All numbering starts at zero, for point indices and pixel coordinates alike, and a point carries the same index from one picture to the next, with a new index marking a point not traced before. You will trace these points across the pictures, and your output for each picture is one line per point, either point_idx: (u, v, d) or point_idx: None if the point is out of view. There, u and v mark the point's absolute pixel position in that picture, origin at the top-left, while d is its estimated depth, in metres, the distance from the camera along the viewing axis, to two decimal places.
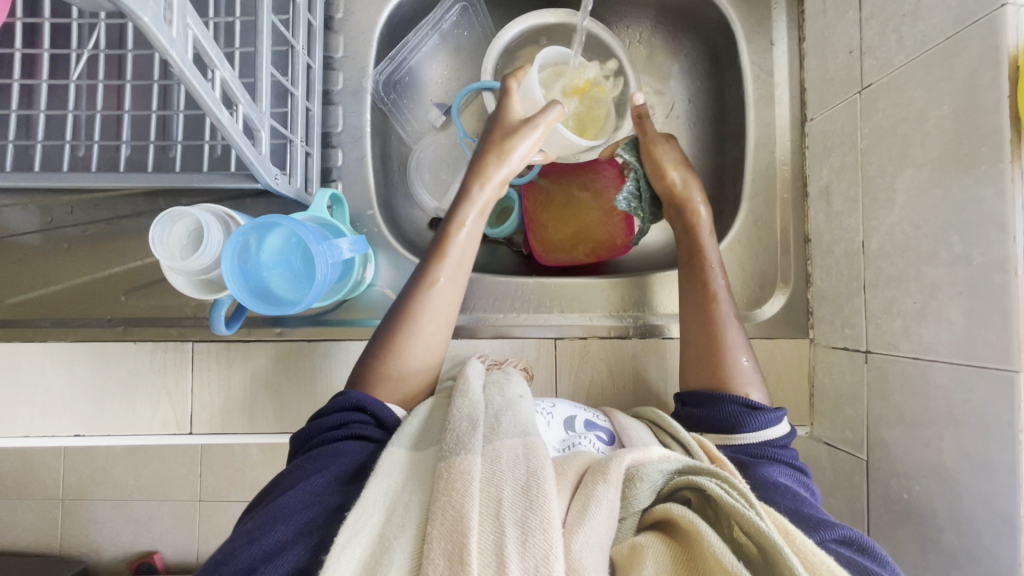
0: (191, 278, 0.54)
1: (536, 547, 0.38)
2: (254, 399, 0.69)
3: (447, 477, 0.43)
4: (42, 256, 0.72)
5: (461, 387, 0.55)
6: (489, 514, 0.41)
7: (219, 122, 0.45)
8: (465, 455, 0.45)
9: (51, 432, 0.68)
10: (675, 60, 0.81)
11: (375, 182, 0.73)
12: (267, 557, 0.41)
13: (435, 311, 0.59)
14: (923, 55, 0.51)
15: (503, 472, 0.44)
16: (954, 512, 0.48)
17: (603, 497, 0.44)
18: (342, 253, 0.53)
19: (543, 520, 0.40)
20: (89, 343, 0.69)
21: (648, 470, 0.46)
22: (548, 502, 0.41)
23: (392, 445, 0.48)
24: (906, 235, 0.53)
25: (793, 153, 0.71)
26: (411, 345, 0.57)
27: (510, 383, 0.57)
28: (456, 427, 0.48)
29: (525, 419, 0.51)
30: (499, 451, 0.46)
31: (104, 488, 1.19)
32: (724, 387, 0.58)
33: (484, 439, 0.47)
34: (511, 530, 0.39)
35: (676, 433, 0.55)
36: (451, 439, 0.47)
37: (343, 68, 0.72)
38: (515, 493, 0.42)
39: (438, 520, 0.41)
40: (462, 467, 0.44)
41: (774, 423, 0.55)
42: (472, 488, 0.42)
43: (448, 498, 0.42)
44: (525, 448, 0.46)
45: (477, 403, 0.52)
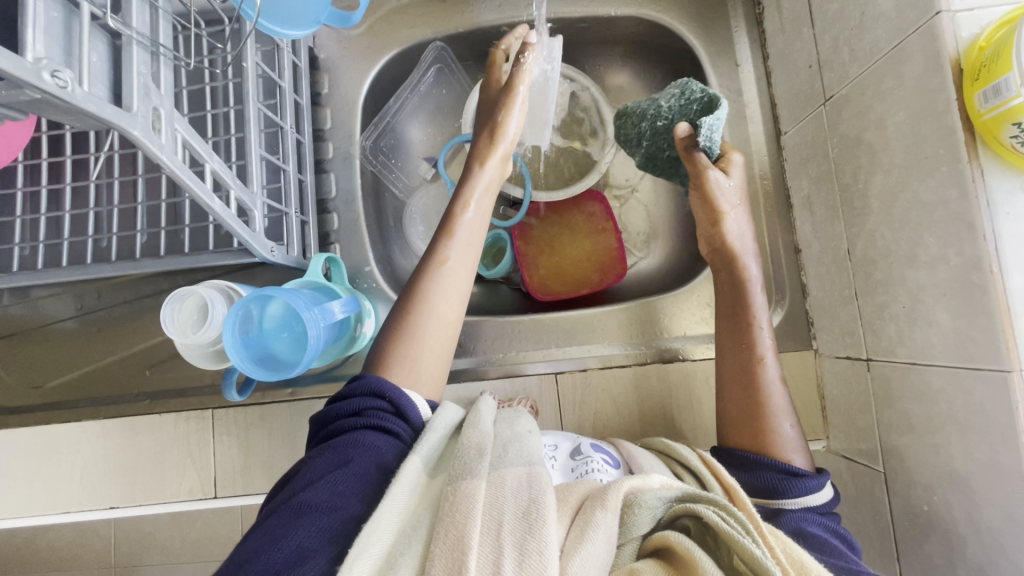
0: (204, 350, 0.58)
1: (532, 567, 0.40)
2: (274, 459, 0.72)
3: (452, 500, 0.45)
4: (76, 339, 0.78)
5: (472, 417, 0.56)
6: (490, 536, 0.43)
7: (213, 210, 0.49)
8: (471, 480, 0.47)
9: (88, 506, 0.72)
10: (648, 90, 0.83)
11: (371, 240, 0.76)
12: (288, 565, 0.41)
13: (445, 289, 0.61)
14: (874, 65, 0.52)
15: (506, 497, 0.46)
16: (975, 522, 0.46)
17: (600, 523, 0.45)
18: (334, 315, 0.56)
19: (541, 543, 0.42)
20: (119, 419, 0.73)
21: (645, 496, 0.48)
22: (546, 527, 0.43)
23: (411, 454, 0.50)
24: (886, 240, 0.53)
25: (772, 167, 0.72)
26: (424, 320, 0.59)
27: (520, 420, 0.59)
28: (464, 454, 0.50)
29: (532, 449, 0.52)
30: (504, 477, 0.48)
31: (152, 554, 1.24)
32: (766, 453, 0.55)
33: (489, 466, 0.49)
34: (510, 552, 0.41)
35: (685, 459, 0.57)
36: (459, 463, 0.49)
37: (332, 138, 0.77)
38: (516, 517, 0.44)
39: (442, 540, 0.42)
40: (467, 491, 0.46)
41: (816, 490, 0.52)
42: (475, 512, 0.44)
43: (452, 521, 0.43)
44: (529, 476, 0.48)
45: (486, 432, 0.53)
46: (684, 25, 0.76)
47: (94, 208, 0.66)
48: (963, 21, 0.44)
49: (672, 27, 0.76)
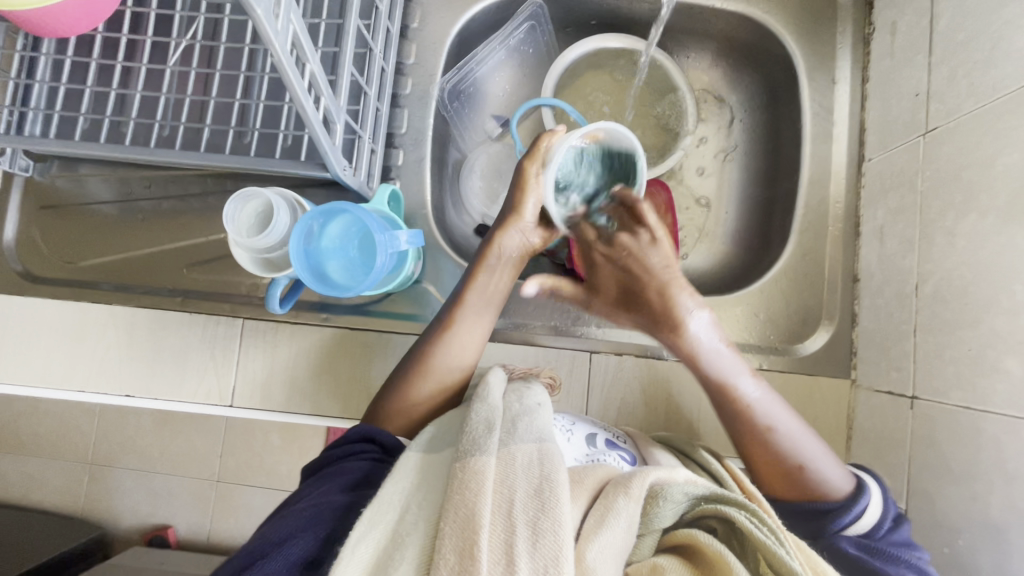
0: (254, 254, 0.57)
1: (546, 548, 0.42)
2: (295, 379, 0.72)
3: (462, 477, 0.47)
4: (117, 223, 0.77)
5: (480, 393, 0.57)
6: (502, 513, 0.44)
7: (301, 106, 0.49)
8: (480, 456, 0.48)
9: (105, 390, 0.72)
10: (734, 91, 0.82)
11: (431, 183, 0.76)
12: (278, 545, 0.47)
13: (450, 358, 0.62)
14: (994, 103, 0.51)
15: (517, 474, 0.47)
16: (999, 570, 0.46)
17: (622, 510, 0.47)
18: (401, 245, 0.55)
19: (555, 522, 0.43)
20: (147, 310, 0.73)
21: (672, 490, 0.49)
22: (559, 507, 0.44)
23: (408, 448, 0.53)
24: (964, 280, 0.52)
25: (848, 191, 0.71)
26: (422, 381, 0.61)
27: (530, 392, 0.59)
28: (472, 429, 0.51)
29: (543, 425, 0.53)
30: (513, 454, 0.49)
31: (131, 457, 1.24)
32: (798, 488, 0.55)
33: (498, 442, 0.50)
34: (523, 530, 0.43)
35: (704, 461, 0.58)
36: (467, 439, 0.50)
37: (413, 74, 0.75)
38: (528, 495, 0.45)
39: (452, 517, 0.44)
40: (476, 468, 0.47)
41: (860, 513, 0.52)
42: (485, 489, 0.45)
43: (462, 497, 0.45)
44: (540, 453, 0.49)
45: (493, 408, 0.54)
46: (788, 32, 0.74)
47: (167, 94, 0.64)
48: None
49: (777, 32, 0.75)
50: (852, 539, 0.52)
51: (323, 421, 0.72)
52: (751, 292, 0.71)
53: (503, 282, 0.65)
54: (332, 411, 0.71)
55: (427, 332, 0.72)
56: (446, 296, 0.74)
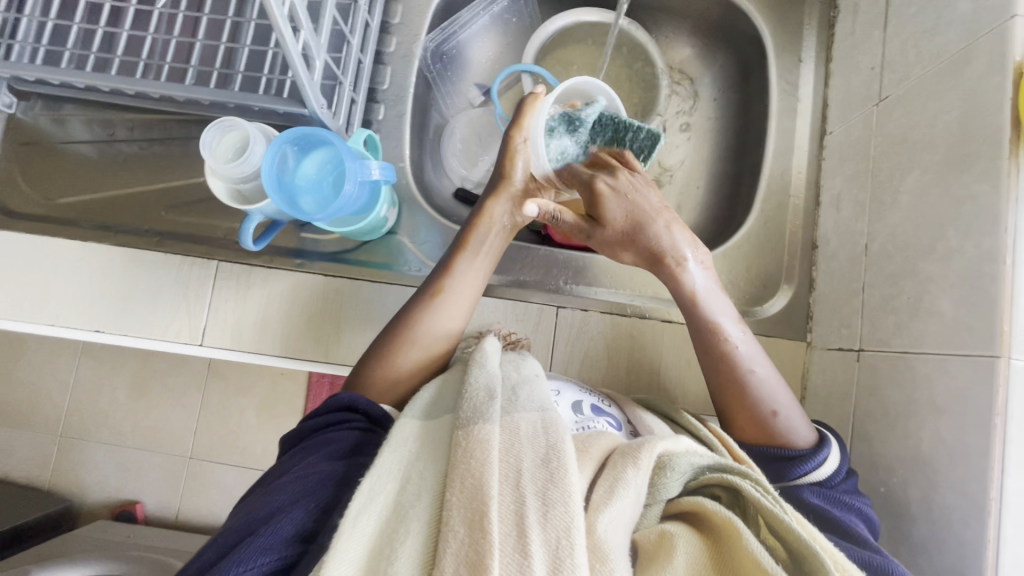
0: (230, 185, 0.59)
1: (557, 518, 0.41)
2: (267, 320, 0.72)
3: (465, 445, 0.46)
4: (97, 165, 0.78)
5: (477, 360, 0.57)
6: (509, 483, 0.44)
7: (283, 38, 0.50)
8: (483, 425, 0.47)
9: (76, 325, 0.72)
10: (707, 70, 0.85)
11: (410, 138, 0.78)
12: (267, 521, 0.45)
13: (436, 325, 0.62)
14: (937, 66, 0.54)
15: (522, 444, 0.47)
16: (928, 501, 0.48)
17: (631, 480, 0.46)
18: (371, 174, 0.58)
19: (565, 492, 0.43)
20: (123, 249, 0.73)
21: (678, 460, 0.49)
22: (569, 476, 0.44)
23: (405, 417, 0.52)
24: (906, 234, 0.55)
25: (810, 164, 0.74)
26: (408, 348, 0.61)
27: (525, 363, 0.59)
28: (473, 397, 0.51)
29: (543, 395, 0.54)
30: (518, 422, 0.49)
31: (102, 431, 1.24)
32: (769, 441, 0.56)
33: (501, 411, 0.50)
34: (532, 500, 0.42)
35: (693, 427, 0.58)
36: (469, 409, 0.50)
37: (397, 33, 0.78)
38: (534, 464, 0.45)
39: (458, 486, 0.43)
40: (480, 436, 0.46)
41: (818, 465, 0.54)
42: (491, 457, 0.45)
43: (467, 466, 0.44)
44: (544, 422, 0.49)
45: (492, 375, 0.54)
46: (758, 12, 0.78)
47: (153, 33, 0.66)
48: None
49: (748, 11, 0.78)
50: (818, 492, 0.53)
51: (293, 363, 0.72)
52: (716, 256, 0.74)
53: (492, 252, 0.66)
54: (303, 354, 0.72)
55: (400, 279, 0.74)
56: (421, 249, 0.76)
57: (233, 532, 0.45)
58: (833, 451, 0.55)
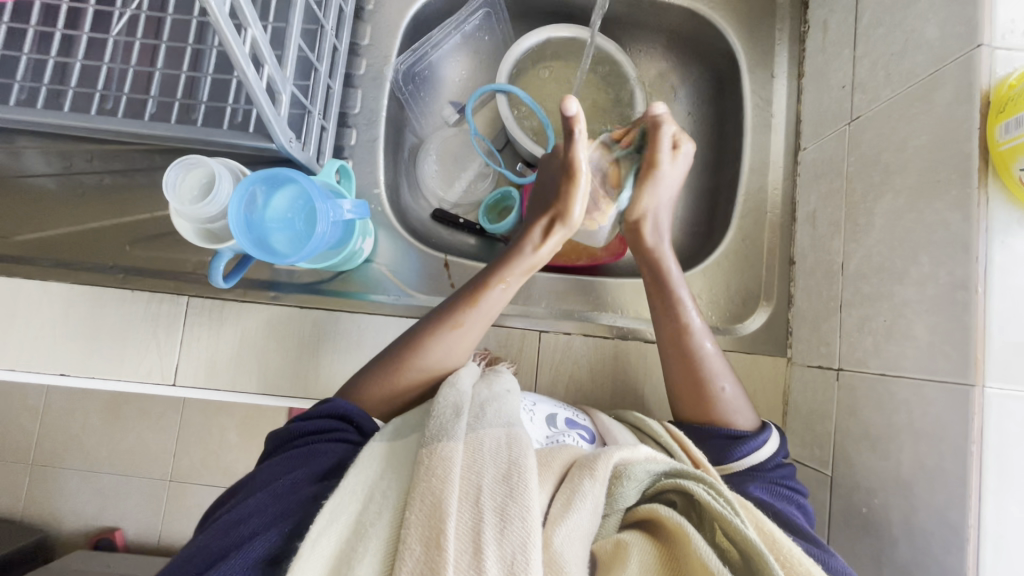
0: (196, 225, 0.57)
1: (514, 535, 0.37)
2: (241, 356, 0.70)
3: (427, 463, 0.42)
4: (56, 198, 0.75)
5: (450, 378, 0.54)
6: (469, 500, 0.39)
7: (245, 77, 0.47)
8: (447, 442, 0.43)
9: (38, 369, 0.68)
10: (682, 84, 0.85)
11: (384, 164, 0.76)
12: (240, 544, 0.41)
13: (447, 352, 0.58)
14: (905, 90, 0.55)
15: (484, 460, 0.42)
16: (909, 524, 0.49)
17: (588, 493, 0.42)
18: (343, 214, 0.57)
19: (523, 508, 0.38)
20: (86, 287, 0.70)
21: (635, 469, 0.45)
22: (528, 492, 0.39)
23: (372, 438, 0.47)
24: (881, 256, 0.56)
25: (785, 179, 0.75)
26: (417, 371, 0.57)
27: (500, 378, 0.56)
28: (439, 414, 0.47)
29: (511, 411, 0.49)
30: (481, 439, 0.44)
31: (75, 458, 1.19)
32: (707, 420, 0.58)
33: (467, 427, 0.45)
34: (490, 517, 0.38)
35: (653, 431, 0.55)
36: (434, 426, 0.46)
37: (367, 55, 0.76)
38: (495, 480, 0.40)
39: (417, 506, 0.40)
40: (443, 454, 0.42)
41: (760, 447, 0.55)
42: (452, 476, 0.41)
43: (428, 484, 0.41)
44: (509, 438, 0.44)
45: (462, 393, 0.50)
46: (731, 27, 0.78)
47: (109, 64, 0.63)
48: (1001, 58, 0.47)
49: (720, 27, 0.78)
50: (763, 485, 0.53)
51: (270, 400, 0.70)
52: (695, 274, 0.74)
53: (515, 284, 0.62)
54: (280, 390, 0.70)
55: (377, 309, 0.72)
56: (399, 275, 0.74)
57: (197, 554, 0.41)
58: (772, 433, 0.57)
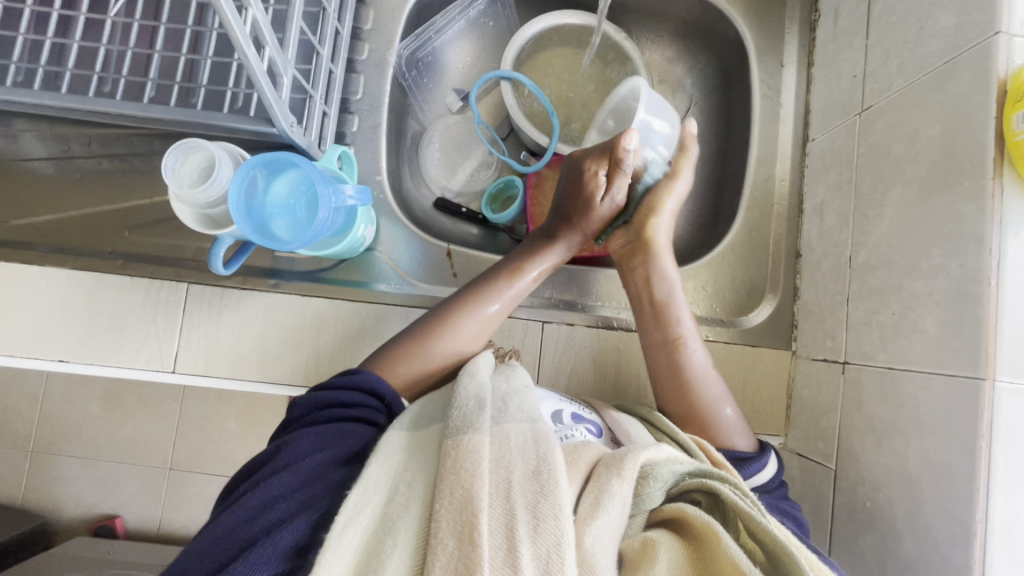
0: (196, 210, 0.56)
1: (547, 533, 0.36)
2: (242, 344, 0.70)
3: (454, 456, 0.41)
4: (54, 183, 0.74)
5: (469, 368, 0.53)
6: (500, 496, 0.39)
7: (245, 58, 0.46)
8: (473, 435, 0.42)
9: (37, 355, 0.68)
10: (689, 73, 0.84)
11: (386, 151, 0.75)
12: (268, 531, 0.40)
13: (468, 336, 0.59)
14: (919, 79, 0.54)
15: (512, 455, 0.42)
16: (914, 519, 0.49)
17: (616, 492, 0.41)
18: (346, 200, 0.56)
19: (555, 506, 0.38)
20: (85, 273, 0.69)
21: (662, 470, 0.44)
22: (560, 490, 0.39)
23: (391, 428, 0.46)
24: (891, 248, 0.55)
25: (792, 170, 0.74)
26: (437, 354, 0.58)
27: (515, 374, 0.55)
28: (462, 406, 0.46)
29: (533, 406, 0.49)
30: (507, 434, 0.44)
31: (75, 445, 1.19)
32: (709, 445, 0.57)
33: (490, 421, 0.45)
34: (523, 514, 0.37)
35: (672, 432, 0.54)
36: (457, 418, 0.45)
37: (369, 39, 0.75)
38: (524, 476, 0.40)
39: (447, 499, 0.39)
40: (469, 447, 0.41)
41: (760, 471, 0.55)
42: (481, 469, 0.40)
43: (457, 478, 0.39)
44: (534, 433, 0.44)
45: (483, 385, 0.50)
46: (739, 15, 0.76)
47: (106, 45, 0.62)
48: (1019, 46, 0.45)
49: (729, 14, 0.77)
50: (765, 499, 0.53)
51: (270, 388, 0.70)
52: (700, 266, 0.73)
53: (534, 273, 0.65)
54: (281, 378, 0.69)
55: (378, 298, 0.71)
56: (400, 264, 0.74)
57: (221, 540, 0.40)
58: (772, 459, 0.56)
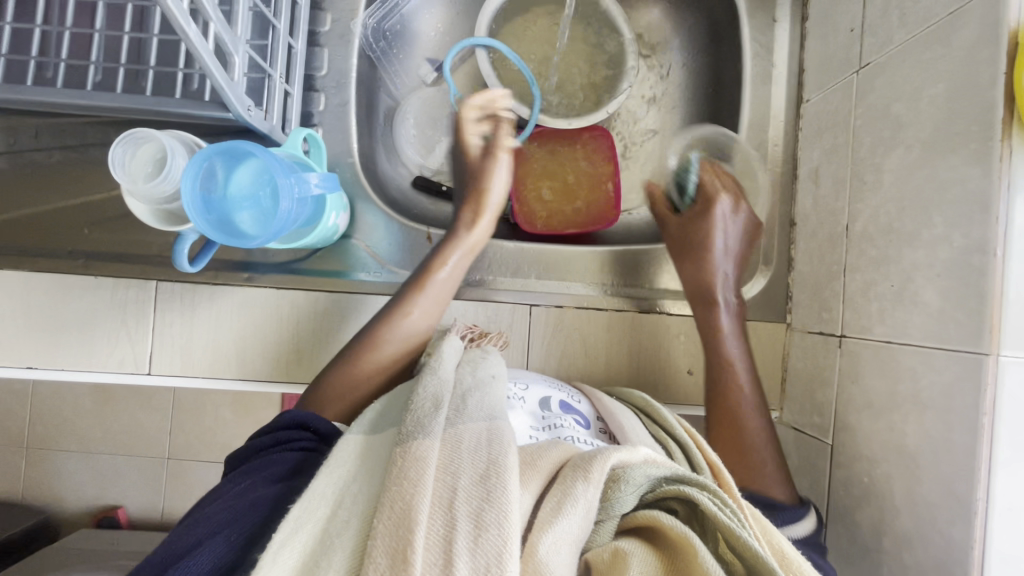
0: (151, 206, 0.53)
1: (488, 544, 0.33)
2: (218, 343, 0.67)
3: (400, 465, 0.38)
4: (6, 178, 0.69)
5: (432, 363, 0.51)
6: (442, 505, 0.35)
7: (187, 38, 0.42)
8: (423, 439, 0.40)
9: (3, 363, 0.65)
10: (677, 32, 0.78)
11: (357, 130, 0.71)
12: (182, 557, 0.37)
13: (412, 330, 0.57)
14: (922, 32, 0.50)
15: (462, 458, 0.39)
16: (912, 495, 0.48)
17: (580, 496, 0.38)
18: (311, 189, 0.54)
19: (501, 513, 0.34)
20: (46, 274, 0.66)
21: (634, 473, 0.41)
22: (508, 493, 0.35)
23: (348, 433, 0.45)
24: (890, 217, 0.52)
25: (786, 134, 0.70)
26: (387, 351, 0.56)
27: (486, 362, 0.53)
28: (418, 409, 0.44)
29: (494, 402, 0.46)
30: (460, 435, 0.41)
31: (69, 441, 1.17)
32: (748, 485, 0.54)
33: (445, 422, 0.43)
34: (464, 524, 0.34)
35: (668, 425, 0.53)
36: (411, 421, 0.43)
37: (332, 9, 0.69)
38: (472, 481, 0.37)
39: (385, 513, 0.35)
40: (418, 453, 0.39)
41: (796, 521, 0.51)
42: (426, 476, 0.37)
43: (398, 489, 0.36)
44: (489, 431, 0.41)
45: (444, 381, 0.48)
46: None
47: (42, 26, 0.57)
48: None
49: None
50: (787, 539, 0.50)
51: (250, 386, 0.67)
52: None
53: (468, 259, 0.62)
54: (261, 375, 0.67)
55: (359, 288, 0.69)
56: (379, 252, 0.70)
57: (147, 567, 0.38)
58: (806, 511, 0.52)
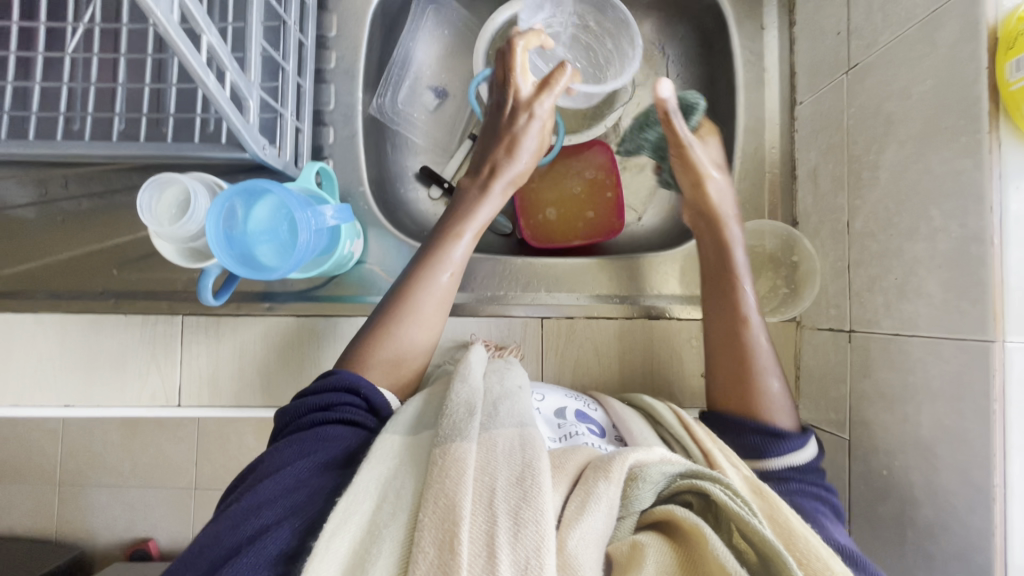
0: (178, 245, 0.56)
1: (528, 538, 0.35)
2: (242, 371, 0.69)
3: (442, 465, 0.40)
4: (40, 226, 0.73)
5: (461, 370, 0.53)
6: (483, 504, 0.37)
7: (207, 88, 0.44)
8: (460, 442, 0.42)
9: (40, 402, 0.68)
10: (669, 44, 0.81)
11: (366, 160, 0.74)
12: (250, 540, 0.39)
13: (411, 340, 0.55)
14: (905, 33, 0.51)
15: (498, 461, 0.40)
16: (931, 486, 0.48)
17: (603, 494, 0.40)
18: (327, 220, 0.55)
19: (537, 511, 0.36)
20: (79, 315, 0.69)
21: (650, 471, 0.42)
22: (542, 494, 0.37)
23: (386, 431, 0.45)
24: (889, 212, 0.53)
25: (782, 136, 0.72)
26: (391, 355, 0.54)
27: (510, 373, 0.55)
28: (453, 413, 0.45)
29: (523, 409, 0.48)
30: (495, 439, 0.43)
31: (100, 475, 1.21)
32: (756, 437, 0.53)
33: (479, 427, 0.44)
34: (505, 520, 0.36)
35: (668, 420, 0.54)
36: (446, 426, 0.44)
37: (336, 47, 0.73)
38: (509, 483, 0.39)
39: (430, 508, 0.38)
40: (457, 454, 0.41)
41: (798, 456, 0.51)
42: (466, 477, 0.39)
43: (441, 486, 0.39)
44: (522, 439, 0.43)
45: (475, 389, 0.49)
46: None
47: (70, 83, 0.61)
48: None
49: None
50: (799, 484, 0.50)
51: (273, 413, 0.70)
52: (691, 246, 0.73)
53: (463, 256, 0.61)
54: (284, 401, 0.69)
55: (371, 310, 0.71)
56: (390, 271, 0.73)
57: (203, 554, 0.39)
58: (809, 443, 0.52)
